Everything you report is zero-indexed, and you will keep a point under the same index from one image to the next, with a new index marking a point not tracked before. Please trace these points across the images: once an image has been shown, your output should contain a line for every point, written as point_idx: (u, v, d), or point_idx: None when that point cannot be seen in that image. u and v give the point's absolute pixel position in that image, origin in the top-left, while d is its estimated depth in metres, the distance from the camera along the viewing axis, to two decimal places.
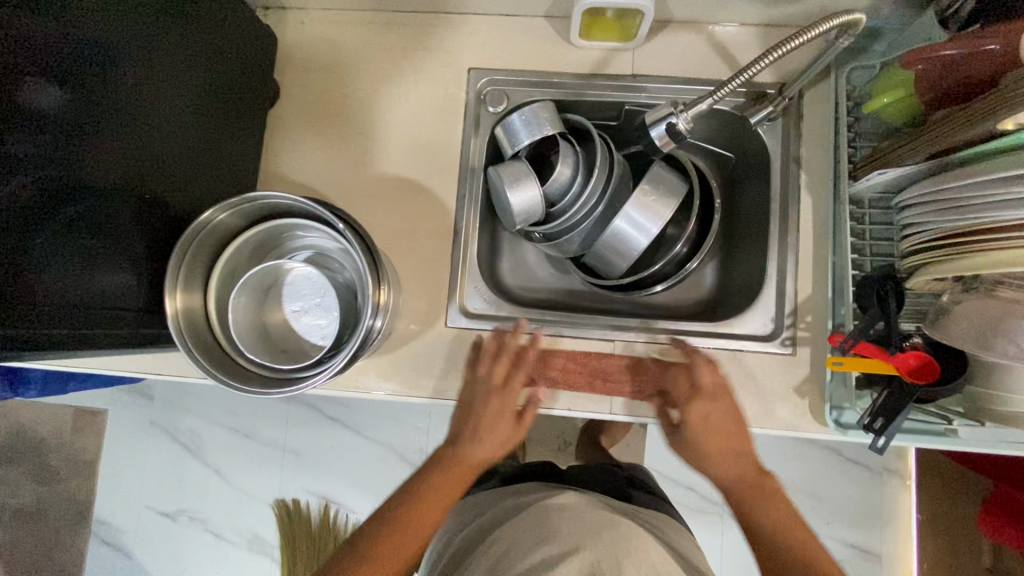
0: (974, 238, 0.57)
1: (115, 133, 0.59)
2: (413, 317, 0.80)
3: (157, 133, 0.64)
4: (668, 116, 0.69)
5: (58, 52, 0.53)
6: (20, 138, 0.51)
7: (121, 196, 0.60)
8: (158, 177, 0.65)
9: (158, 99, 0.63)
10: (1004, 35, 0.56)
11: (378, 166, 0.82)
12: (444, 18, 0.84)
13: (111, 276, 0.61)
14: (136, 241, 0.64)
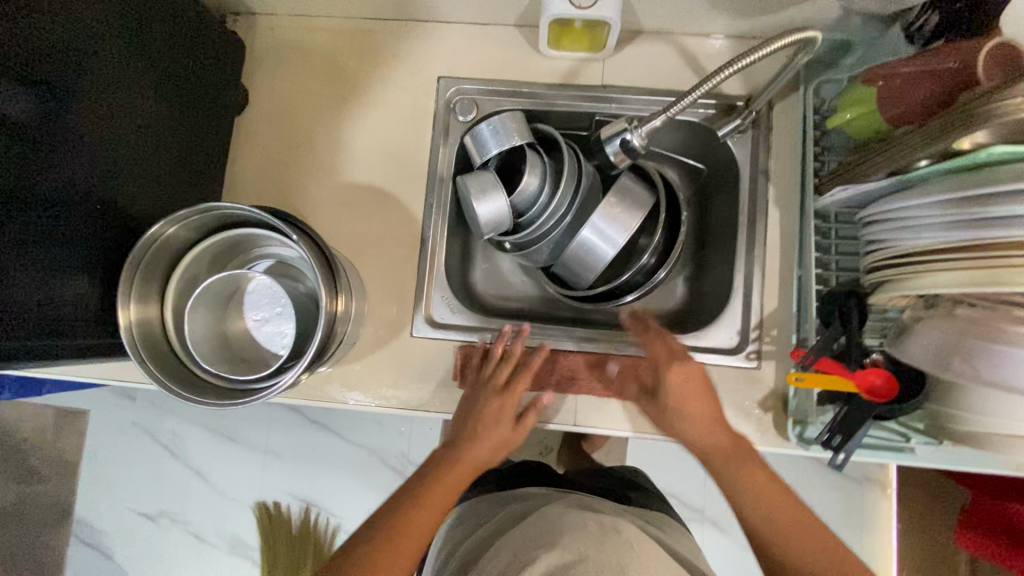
0: (934, 257, 0.55)
1: (70, 135, 0.58)
2: (379, 326, 0.79)
3: (116, 135, 0.63)
4: (623, 132, 0.69)
5: (24, 62, 0.54)
6: None
7: (77, 201, 0.60)
8: (116, 181, 0.64)
9: (117, 99, 0.62)
10: (964, 55, 0.57)
11: (346, 173, 0.82)
12: (414, 25, 0.83)
13: (68, 285, 0.60)
14: (93, 249, 0.63)
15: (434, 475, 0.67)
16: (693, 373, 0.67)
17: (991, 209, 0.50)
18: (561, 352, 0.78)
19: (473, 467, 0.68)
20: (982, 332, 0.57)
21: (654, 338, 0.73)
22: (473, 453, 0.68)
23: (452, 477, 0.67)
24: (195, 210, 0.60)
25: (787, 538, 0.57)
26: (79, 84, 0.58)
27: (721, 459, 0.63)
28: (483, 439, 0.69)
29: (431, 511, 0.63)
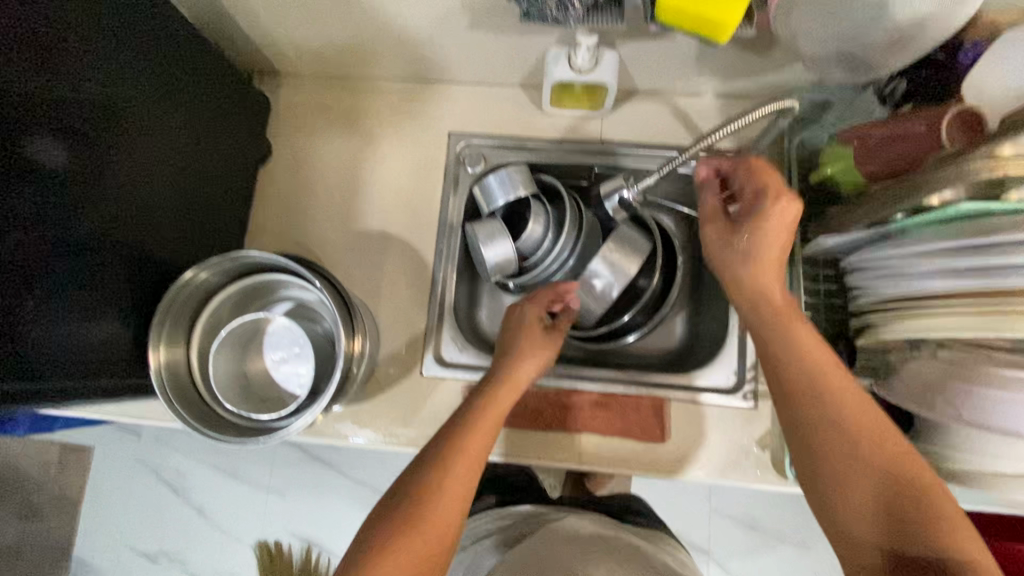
0: (912, 306, 0.60)
1: (111, 184, 0.62)
2: (390, 366, 0.83)
3: (150, 182, 0.68)
4: (619, 189, 0.79)
5: (64, 111, 0.56)
6: (23, 192, 0.53)
7: (112, 245, 0.64)
8: (149, 224, 0.69)
9: (153, 148, 0.68)
10: (930, 120, 0.62)
11: (361, 221, 0.87)
12: (427, 86, 0.90)
13: (96, 326, 0.64)
14: (117, 291, 0.66)
15: (486, 398, 0.69)
16: (791, 213, 0.62)
17: (972, 258, 0.54)
18: (565, 391, 0.80)
19: (523, 383, 0.72)
20: (962, 375, 0.60)
21: (754, 169, 0.65)
22: (522, 371, 0.72)
23: (504, 400, 0.69)
24: (223, 258, 0.65)
25: (852, 435, 0.56)
26: (121, 135, 0.63)
27: (782, 322, 0.62)
28: (534, 356, 0.74)
29: (486, 433, 0.66)
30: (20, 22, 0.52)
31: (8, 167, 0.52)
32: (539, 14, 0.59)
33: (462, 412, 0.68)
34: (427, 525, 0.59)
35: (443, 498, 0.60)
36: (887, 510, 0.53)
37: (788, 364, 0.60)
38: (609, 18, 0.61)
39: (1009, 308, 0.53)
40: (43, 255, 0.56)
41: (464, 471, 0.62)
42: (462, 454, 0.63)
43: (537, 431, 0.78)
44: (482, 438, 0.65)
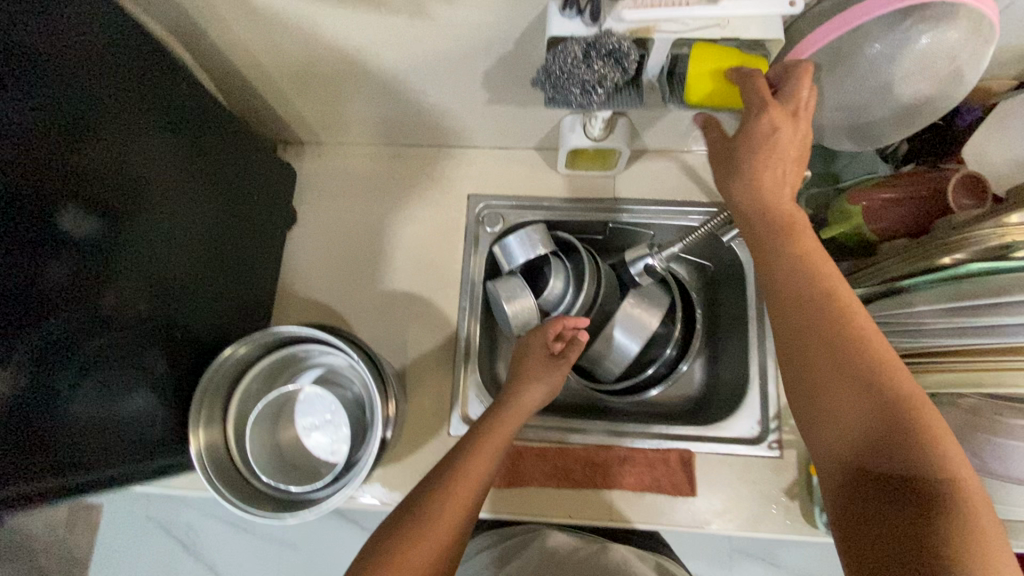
0: (935, 359, 0.62)
1: (141, 256, 0.62)
2: (417, 425, 0.83)
3: (176, 252, 0.68)
4: (644, 257, 0.82)
5: (103, 182, 0.57)
6: (62, 266, 0.53)
7: (142, 321, 0.63)
8: (177, 296, 0.69)
9: (179, 215, 0.68)
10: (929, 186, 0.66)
11: (385, 282, 0.89)
12: (445, 150, 0.95)
13: (134, 399, 0.64)
14: (154, 362, 0.67)
15: (491, 423, 0.70)
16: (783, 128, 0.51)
17: (973, 318, 0.57)
18: (593, 447, 0.81)
19: (527, 408, 0.73)
20: (985, 425, 0.62)
21: (752, 78, 0.54)
22: (527, 396, 0.73)
23: (509, 423, 0.71)
24: (259, 334, 0.66)
25: (868, 388, 0.48)
26: (149, 207, 0.63)
27: (784, 242, 0.54)
28: (540, 381, 0.74)
29: (490, 451, 0.67)
30: (66, 95, 0.52)
31: (47, 244, 0.52)
32: (562, 98, 0.60)
33: (468, 434, 0.69)
34: (416, 541, 0.58)
35: (443, 512, 0.60)
36: (873, 449, 0.47)
37: (792, 282, 0.53)
38: (631, 101, 0.62)
39: (1009, 364, 0.56)
40: (75, 333, 0.55)
41: (468, 486, 0.63)
42: (468, 474, 0.64)
43: (568, 489, 0.79)
44: (489, 457, 0.66)
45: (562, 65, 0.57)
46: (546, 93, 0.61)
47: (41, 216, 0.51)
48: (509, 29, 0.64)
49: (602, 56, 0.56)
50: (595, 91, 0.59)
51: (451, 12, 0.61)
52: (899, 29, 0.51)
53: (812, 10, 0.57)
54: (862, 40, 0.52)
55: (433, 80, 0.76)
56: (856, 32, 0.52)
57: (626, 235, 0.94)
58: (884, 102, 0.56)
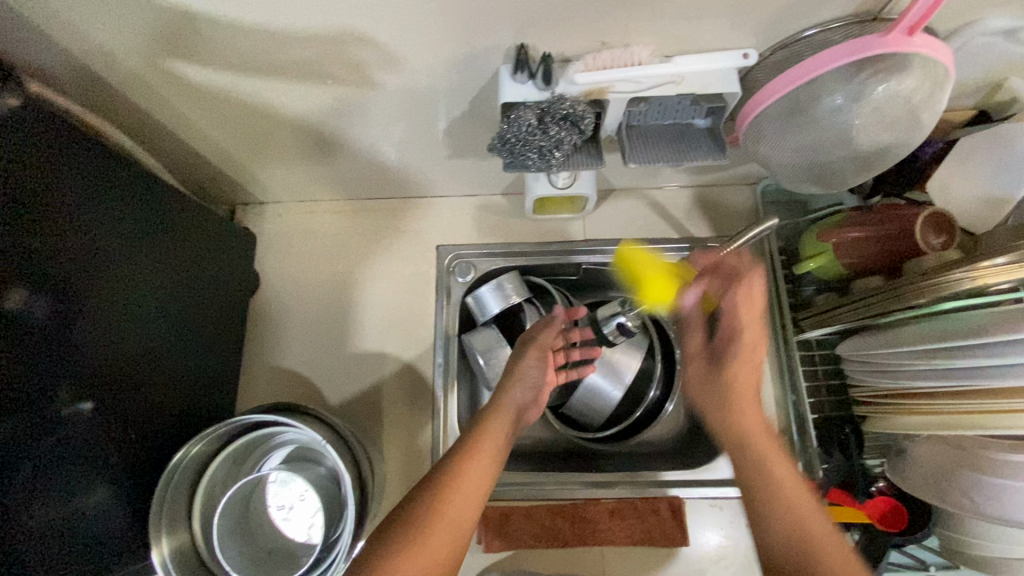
0: (918, 399, 0.60)
1: (96, 339, 0.59)
2: (399, 492, 0.81)
3: (133, 331, 0.64)
4: (615, 316, 0.74)
5: (50, 256, 0.54)
6: (15, 347, 0.50)
7: (95, 413, 0.60)
8: (134, 381, 0.65)
9: (138, 285, 0.65)
10: (898, 221, 0.65)
11: (356, 343, 0.86)
12: (411, 201, 0.92)
13: (90, 496, 0.60)
14: (111, 454, 0.62)
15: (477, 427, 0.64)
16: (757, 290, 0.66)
17: (948, 361, 0.56)
18: (580, 502, 0.78)
19: (512, 411, 0.67)
20: (973, 463, 0.61)
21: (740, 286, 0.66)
22: (508, 395, 0.68)
23: (499, 425, 0.64)
24: (216, 427, 0.62)
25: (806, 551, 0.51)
26: (106, 285, 0.60)
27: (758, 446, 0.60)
28: (518, 380, 0.69)
29: (486, 459, 0.60)
30: (13, 168, 0.50)
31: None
32: (520, 163, 0.59)
33: (458, 440, 0.62)
34: (412, 548, 0.51)
35: (439, 518, 0.54)
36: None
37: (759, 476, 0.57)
38: (590, 160, 0.60)
39: (989, 408, 0.55)
40: (19, 433, 0.51)
41: (465, 493, 0.56)
42: (461, 480, 0.57)
43: (556, 548, 0.77)
44: (485, 460, 0.60)
45: (518, 133, 0.56)
46: (504, 158, 0.59)
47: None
48: (462, 91, 0.63)
49: (557, 120, 0.55)
50: (552, 153, 0.57)
51: (400, 80, 0.60)
52: (854, 81, 0.50)
53: (767, 60, 0.56)
54: (818, 92, 0.51)
55: (390, 140, 0.74)
56: (811, 84, 0.51)
57: (601, 275, 0.92)
58: (844, 149, 0.55)
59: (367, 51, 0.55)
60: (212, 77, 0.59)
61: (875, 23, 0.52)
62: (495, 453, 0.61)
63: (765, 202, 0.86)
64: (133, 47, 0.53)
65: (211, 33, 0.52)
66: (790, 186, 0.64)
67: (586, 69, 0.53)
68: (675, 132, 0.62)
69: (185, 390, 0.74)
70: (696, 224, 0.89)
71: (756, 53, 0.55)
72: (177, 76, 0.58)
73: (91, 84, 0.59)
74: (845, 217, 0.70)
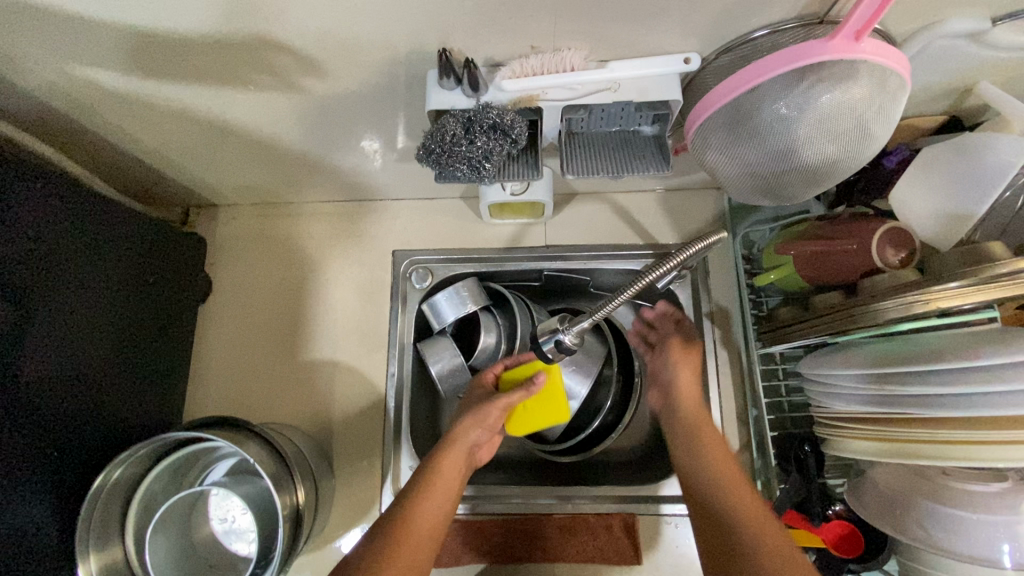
0: (873, 423, 0.57)
1: (37, 351, 0.59)
2: (348, 505, 0.79)
3: (81, 337, 0.65)
4: (554, 333, 0.64)
5: None
6: None
7: (31, 427, 0.59)
8: (76, 392, 0.64)
9: (83, 295, 0.65)
10: (858, 236, 0.61)
11: (309, 351, 0.85)
12: (368, 205, 0.90)
13: (29, 511, 0.59)
14: (48, 467, 0.61)
15: (429, 470, 0.63)
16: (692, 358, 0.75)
17: (902, 387, 0.53)
18: (532, 517, 0.77)
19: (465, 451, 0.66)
20: (931, 490, 0.58)
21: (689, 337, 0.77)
22: (466, 428, 0.67)
23: (453, 459, 0.64)
24: (141, 446, 0.60)
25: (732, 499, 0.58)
26: (48, 293, 0.60)
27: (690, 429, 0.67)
28: (480, 416, 0.68)
29: (441, 494, 0.61)
30: None
31: None
32: (450, 174, 0.56)
33: (408, 483, 0.62)
34: None
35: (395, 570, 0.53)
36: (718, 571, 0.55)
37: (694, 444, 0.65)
38: (526, 170, 0.57)
39: (939, 438, 0.51)
40: None
41: (420, 531, 0.57)
42: (418, 520, 0.58)
43: (506, 563, 0.76)
44: (440, 497, 0.61)
45: (442, 143, 0.52)
46: (433, 169, 0.56)
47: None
48: (394, 97, 0.60)
49: (484, 130, 0.52)
50: (482, 165, 0.54)
51: (326, 85, 0.57)
52: (797, 89, 0.46)
53: (712, 64, 0.53)
54: (761, 101, 0.48)
55: (334, 146, 0.72)
56: (753, 93, 0.47)
57: (563, 281, 0.90)
58: (791, 161, 0.52)
59: (286, 57, 0.52)
60: (131, 84, 0.56)
61: (823, 26, 0.48)
62: (448, 489, 0.62)
63: (732, 208, 0.82)
64: (37, 56, 0.51)
65: (115, 40, 0.49)
66: (741, 199, 0.61)
67: (514, 75, 0.51)
68: (619, 139, 0.59)
69: (130, 398, 0.72)
70: (660, 229, 0.85)
71: (699, 57, 0.51)
72: (92, 83, 0.56)
73: (1, 94, 0.56)
74: (803, 231, 0.67)
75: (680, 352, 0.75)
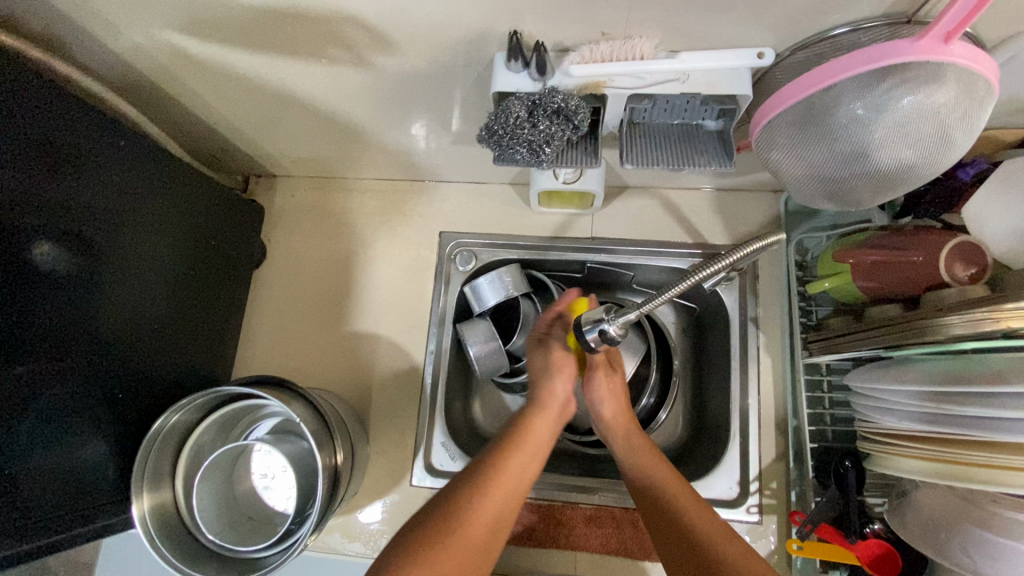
0: (931, 447, 0.54)
1: (100, 301, 0.63)
2: (380, 473, 0.82)
3: (144, 291, 0.69)
4: (598, 323, 0.63)
5: (62, 218, 0.58)
6: (24, 302, 0.55)
7: (98, 369, 0.63)
8: (138, 342, 0.68)
9: (149, 252, 0.69)
10: (926, 248, 0.59)
11: (352, 322, 0.87)
12: (419, 185, 0.92)
13: (88, 449, 0.63)
14: (109, 411, 0.65)
15: (522, 422, 0.65)
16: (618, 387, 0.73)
17: (960, 407, 0.51)
18: (558, 505, 0.77)
19: (560, 408, 0.68)
20: (978, 517, 0.56)
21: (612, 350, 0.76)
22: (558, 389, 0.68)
23: (544, 423, 0.66)
24: (199, 395, 0.64)
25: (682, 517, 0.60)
26: (117, 248, 0.64)
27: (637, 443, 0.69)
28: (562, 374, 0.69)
29: (531, 452, 0.62)
30: (23, 131, 0.53)
31: (11, 281, 0.53)
32: (509, 156, 0.56)
33: (504, 431, 0.65)
34: (461, 535, 0.54)
35: (487, 509, 0.56)
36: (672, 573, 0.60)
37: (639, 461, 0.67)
38: (585, 157, 0.57)
39: (996, 462, 0.49)
40: (21, 384, 0.55)
41: (508, 484, 0.59)
42: (513, 468, 0.60)
43: (527, 546, 0.77)
44: (531, 453, 0.63)
45: (505, 125, 0.53)
46: (492, 150, 0.56)
47: (14, 249, 0.53)
48: (459, 76, 0.60)
49: (548, 114, 0.52)
50: (542, 149, 0.54)
51: (394, 62, 0.58)
52: (877, 90, 0.45)
53: (786, 61, 0.51)
54: (836, 100, 0.46)
55: (395, 124, 0.73)
56: (828, 91, 0.46)
57: (606, 274, 0.89)
58: (863, 164, 0.50)
59: (359, 32, 0.53)
60: (208, 50, 0.59)
61: (909, 26, 0.46)
62: (536, 447, 0.64)
63: (787, 212, 0.81)
64: (129, 19, 0.54)
65: (200, 8, 0.51)
66: (801, 202, 0.59)
67: (582, 61, 0.51)
68: (681, 132, 0.58)
69: (184, 352, 0.77)
70: (710, 229, 0.84)
71: (773, 52, 0.50)
72: (173, 47, 0.58)
73: (93, 53, 0.60)
74: (864, 240, 0.65)
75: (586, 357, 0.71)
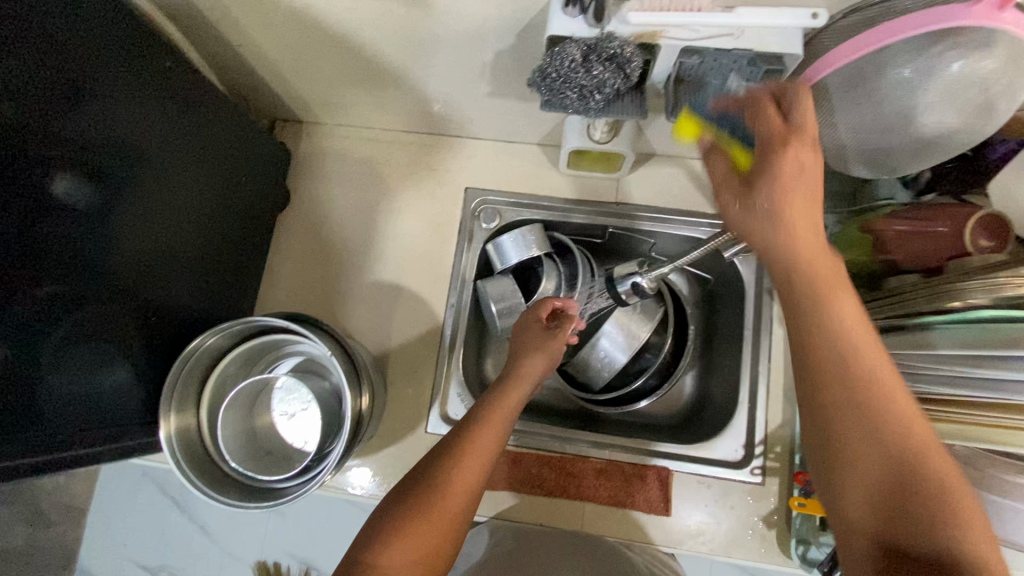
0: (941, 408, 0.57)
1: (123, 231, 0.61)
2: (396, 419, 0.83)
3: (167, 225, 0.67)
4: (632, 276, 0.71)
5: (90, 145, 0.56)
6: (48, 225, 0.53)
7: (121, 299, 0.62)
8: (159, 276, 0.68)
9: (166, 187, 0.66)
10: (951, 219, 0.63)
11: (374, 271, 0.88)
12: (446, 140, 0.92)
13: (111, 374, 0.63)
14: (134, 338, 0.66)
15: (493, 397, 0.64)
16: (810, 164, 0.44)
17: (972, 369, 0.53)
18: (569, 457, 0.80)
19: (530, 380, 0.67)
20: (977, 480, 0.59)
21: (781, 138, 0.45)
22: (529, 366, 0.68)
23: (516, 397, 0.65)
24: (235, 322, 0.66)
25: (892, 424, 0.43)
26: (138, 179, 0.62)
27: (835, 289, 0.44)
28: (540, 350, 0.70)
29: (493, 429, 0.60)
30: (57, 47, 0.51)
31: (32, 204, 0.51)
32: (558, 102, 0.58)
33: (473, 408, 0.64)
34: (427, 511, 0.53)
35: (454, 478, 0.56)
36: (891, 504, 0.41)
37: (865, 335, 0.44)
38: (632, 109, 0.59)
39: None
40: (46, 307, 0.54)
41: (464, 481, 0.56)
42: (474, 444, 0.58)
43: (537, 496, 0.79)
44: (497, 428, 0.61)
45: (560, 68, 0.54)
46: (542, 95, 0.59)
47: (33, 175, 0.51)
48: (508, 22, 0.60)
49: (602, 60, 0.54)
50: (592, 96, 0.57)
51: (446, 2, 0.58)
52: (927, 54, 0.46)
53: (838, 23, 0.51)
54: (885, 64, 0.48)
55: (434, 71, 0.73)
56: (879, 54, 0.47)
57: (626, 242, 0.91)
58: (907, 128, 0.52)
59: None
60: None
61: None
62: (500, 427, 0.61)
63: None
64: None
65: None
66: (839, 168, 0.62)
67: (641, 8, 0.51)
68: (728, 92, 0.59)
69: (204, 288, 0.76)
70: None
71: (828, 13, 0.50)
72: None
73: None
74: (889, 211, 0.68)
75: (550, 336, 0.71)
